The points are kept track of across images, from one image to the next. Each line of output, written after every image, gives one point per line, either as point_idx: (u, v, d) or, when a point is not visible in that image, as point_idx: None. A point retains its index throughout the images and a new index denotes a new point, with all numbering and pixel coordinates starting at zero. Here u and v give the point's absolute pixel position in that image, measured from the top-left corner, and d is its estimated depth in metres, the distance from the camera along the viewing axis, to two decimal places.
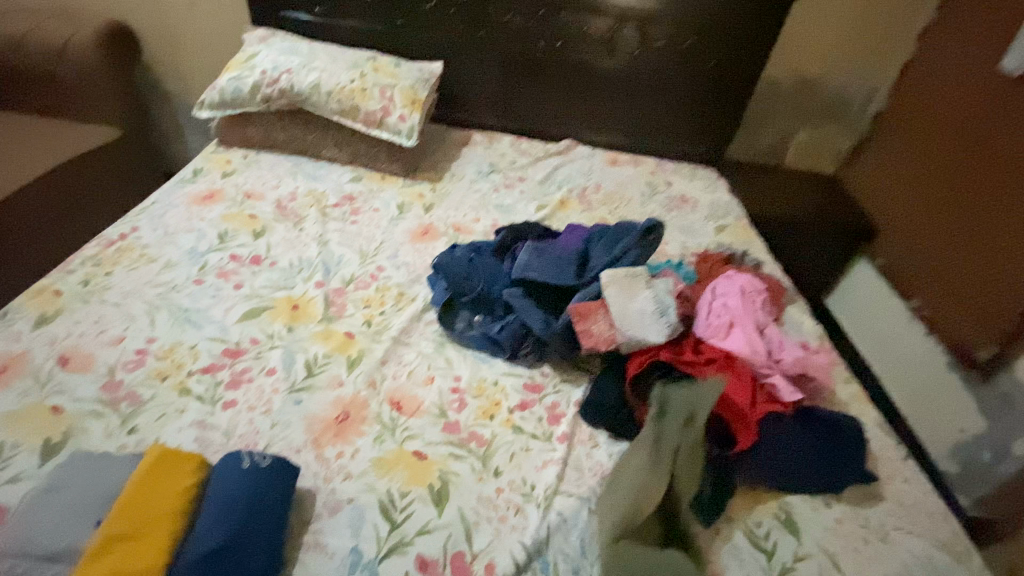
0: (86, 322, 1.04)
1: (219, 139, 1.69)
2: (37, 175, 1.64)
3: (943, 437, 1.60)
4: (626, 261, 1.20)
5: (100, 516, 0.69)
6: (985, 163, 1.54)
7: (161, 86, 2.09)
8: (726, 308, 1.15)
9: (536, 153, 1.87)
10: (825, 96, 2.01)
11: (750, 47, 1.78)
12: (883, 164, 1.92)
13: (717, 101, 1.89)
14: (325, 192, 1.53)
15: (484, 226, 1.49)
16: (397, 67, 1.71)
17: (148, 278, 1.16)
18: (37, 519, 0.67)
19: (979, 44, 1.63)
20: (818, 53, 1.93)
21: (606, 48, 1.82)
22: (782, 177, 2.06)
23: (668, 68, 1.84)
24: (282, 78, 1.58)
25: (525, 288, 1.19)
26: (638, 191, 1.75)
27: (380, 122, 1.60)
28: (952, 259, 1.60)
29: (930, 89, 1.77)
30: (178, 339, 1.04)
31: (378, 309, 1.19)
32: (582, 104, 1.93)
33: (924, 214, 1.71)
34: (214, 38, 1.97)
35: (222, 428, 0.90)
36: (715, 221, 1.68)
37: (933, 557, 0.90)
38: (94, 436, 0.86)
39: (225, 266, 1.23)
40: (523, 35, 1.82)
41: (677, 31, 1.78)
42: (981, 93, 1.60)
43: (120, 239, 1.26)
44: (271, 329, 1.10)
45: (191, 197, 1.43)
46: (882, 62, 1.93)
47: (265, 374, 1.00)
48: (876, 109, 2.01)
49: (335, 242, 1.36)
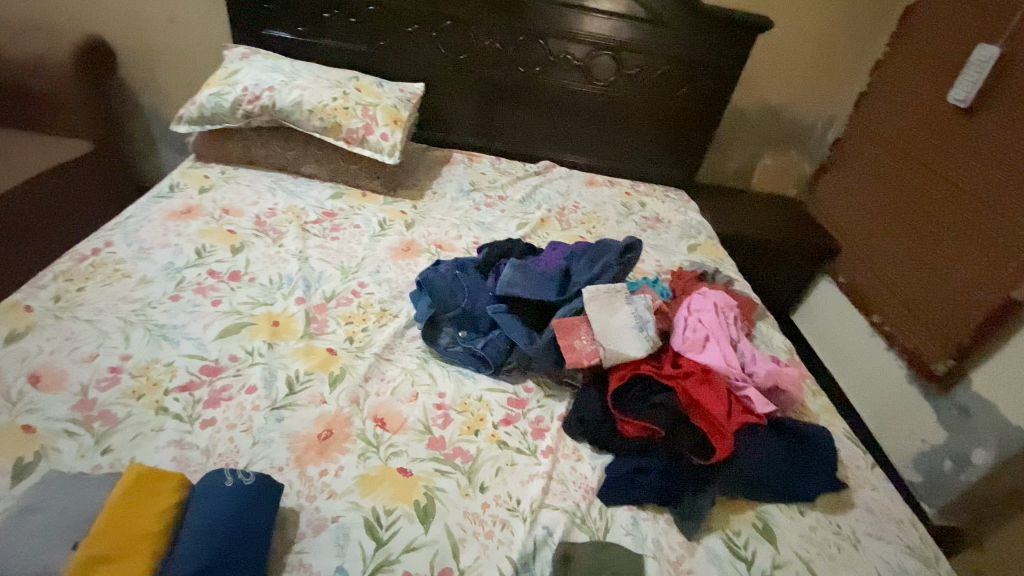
0: (58, 339, 1.01)
1: (197, 155, 1.67)
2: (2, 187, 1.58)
3: (906, 447, 1.68)
4: (606, 278, 1.24)
5: (77, 538, 0.66)
6: (937, 187, 1.66)
7: (135, 99, 2.06)
8: (701, 323, 1.20)
9: (515, 173, 1.91)
10: (787, 123, 2.13)
11: (718, 76, 1.88)
12: (842, 187, 2.04)
13: (688, 126, 1.98)
14: (305, 208, 1.53)
15: (465, 243, 1.51)
16: (379, 87, 1.74)
17: (123, 294, 1.14)
18: (10, 543, 0.64)
19: (926, 79, 1.76)
20: (780, 83, 2.05)
21: (583, 74, 1.89)
22: (749, 199, 2.16)
23: (642, 94, 1.92)
24: (264, 95, 1.58)
25: (508, 304, 1.21)
26: (614, 211, 1.81)
27: (362, 140, 1.61)
28: (910, 277, 1.69)
29: (885, 119, 1.90)
30: (154, 357, 1.01)
31: (360, 325, 1.19)
32: (561, 127, 1.99)
33: (883, 234, 1.82)
34: (192, 53, 1.96)
35: (202, 447, 0.88)
36: (688, 240, 1.74)
37: (902, 562, 0.94)
38: (67, 456, 0.83)
39: (203, 282, 1.21)
40: (502, 60, 1.87)
41: (650, 60, 1.86)
42: (930, 124, 1.73)
43: (93, 254, 1.23)
44: (252, 346, 1.08)
45: (168, 213, 1.41)
46: (838, 93, 2.06)
47: (245, 392, 0.98)
48: (834, 136, 2.14)
49: (316, 258, 1.36)
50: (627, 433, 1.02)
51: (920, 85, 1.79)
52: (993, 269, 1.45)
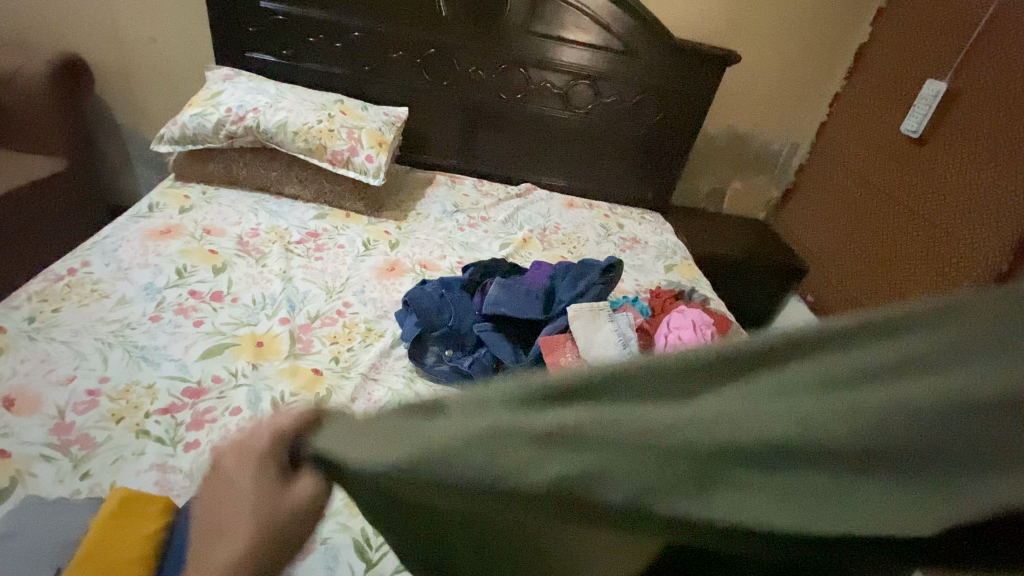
0: (32, 361, 0.98)
1: (177, 174, 1.66)
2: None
3: None
4: (589, 296, 1.27)
5: (60, 562, 0.64)
6: (895, 211, 1.76)
7: (112, 118, 2.04)
8: (681, 340, 1.23)
9: (497, 194, 1.95)
10: (754, 149, 2.24)
11: (689, 105, 1.98)
12: (808, 209, 2.15)
13: (662, 151, 2.06)
14: (288, 228, 1.52)
15: (450, 263, 1.53)
16: (364, 110, 1.76)
17: (100, 315, 1.11)
18: None
19: (882, 109, 1.89)
20: (748, 113, 2.17)
21: (563, 101, 1.96)
22: (721, 222, 2.25)
23: (618, 121, 2.00)
24: (248, 116, 1.59)
25: (493, 323, 1.23)
26: (593, 232, 1.86)
27: (347, 161, 1.63)
28: (874, 293, 1.78)
29: (845, 146, 2.03)
30: (134, 379, 0.99)
31: (345, 345, 1.18)
32: (541, 151, 2.05)
33: (846, 255, 1.92)
34: (173, 74, 1.96)
35: (185, 470, 0.86)
36: (665, 259, 1.80)
37: None
38: (43, 481, 0.80)
39: (184, 303, 1.19)
40: (485, 87, 1.93)
41: (625, 89, 1.95)
42: (887, 150, 1.85)
43: (69, 274, 1.20)
44: (235, 367, 1.07)
45: (147, 232, 1.39)
46: (800, 123, 2.20)
47: (230, 414, 0.97)
48: (798, 163, 2.26)
49: (300, 278, 1.35)
50: None
51: (877, 117, 1.91)
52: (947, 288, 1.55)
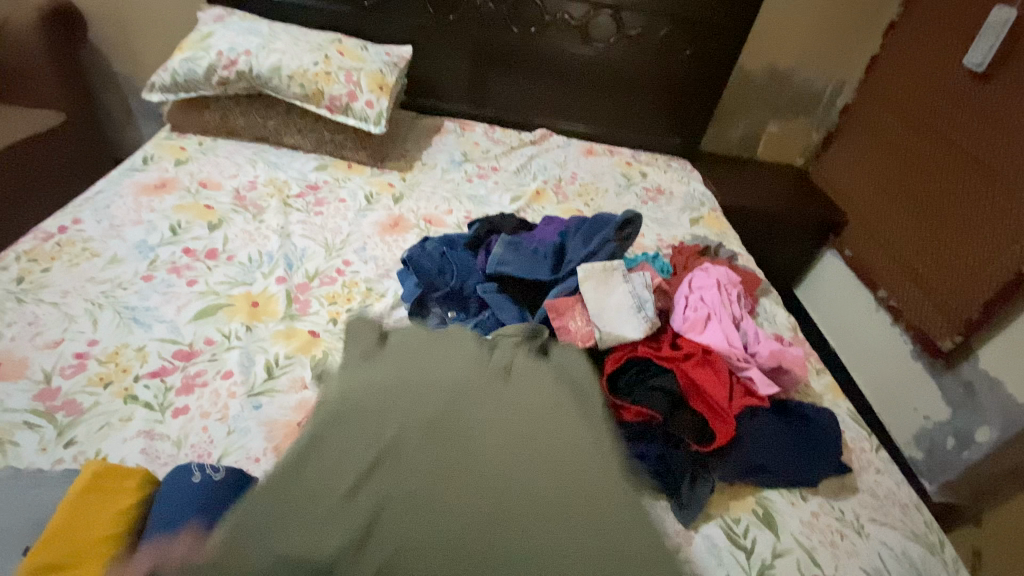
0: (20, 324, 0.96)
1: (172, 125, 1.58)
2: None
3: (908, 424, 1.64)
4: (603, 254, 1.18)
5: (28, 542, 0.65)
6: (950, 157, 1.58)
7: (108, 66, 1.95)
8: (703, 301, 1.14)
9: (510, 142, 1.82)
10: (795, 87, 2.02)
11: (723, 37, 1.78)
12: (848, 154, 1.96)
13: (692, 93, 1.88)
14: (287, 181, 1.44)
15: (456, 218, 1.44)
16: (364, 50, 1.63)
17: (91, 275, 1.08)
18: None
19: (943, 38, 1.65)
20: (790, 44, 1.93)
21: (581, 36, 1.78)
22: (753, 170, 2.06)
23: (643, 58, 1.81)
24: (240, 60, 1.48)
25: (499, 283, 1.16)
26: (613, 182, 1.72)
27: (346, 108, 1.52)
28: (915, 246, 1.65)
29: (897, 81, 1.80)
30: (123, 342, 0.96)
31: (345, 307, 1.12)
32: (557, 93, 1.89)
33: (889, 205, 1.76)
34: (166, 15, 1.85)
35: (173, 438, 0.84)
36: (690, 212, 1.66)
37: (907, 549, 0.90)
38: (26, 450, 0.79)
39: (178, 261, 1.14)
40: (494, 21, 1.76)
41: (651, 21, 1.75)
42: (943, 86, 1.64)
43: (59, 232, 1.17)
44: (228, 329, 1.02)
45: (140, 187, 1.33)
46: (851, 55, 1.95)
47: (221, 378, 0.93)
48: (844, 103, 2.04)
49: (299, 234, 1.28)
50: (626, 418, 0.95)
51: (935, 48, 1.68)
52: (1001, 246, 1.40)
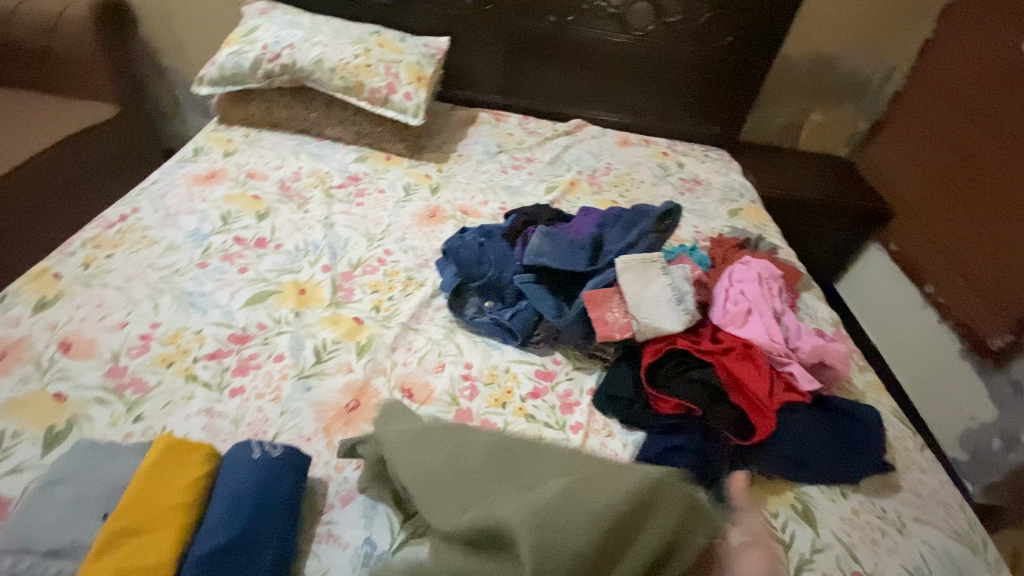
0: (88, 307, 1.03)
1: (219, 117, 1.64)
2: (19, 155, 1.56)
3: (953, 424, 1.59)
4: (641, 246, 1.18)
5: (107, 509, 0.71)
6: (1004, 149, 1.51)
7: (158, 60, 2.03)
8: (743, 295, 1.13)
9: (544, 133, 1.82)
10: (842, 74, 1.95)
11: (766, 22, 1.73)
12: (898, 142, 1.88)
13: (733, 80, 1.84)
14: (330, 172, 1.48)
15: (492, 209, 1.45)
16: (402, 42, 1.65)
17: (151, 261, 1.14)
18: (58, 525, 0.69)
19: (1002, 20, 1.57)
20: (837, 30, 1.86)
21: (619, 23, 1.75)
22: (794, 160, 2.01)
23: (683, 44, 1.78)
24: (284, 53, 1.52)
25: (536, 273, 1.17)
26: (649, 173, 1.70)
27: (385, 100, 1.54)
28: (965, 239, 1.59)
29: (952, 65, 1.72)
30: (183, 324, 1.02)
31: (387, 295, 1.16)
32: (594, 83, 1.87)
33: (939, 199, 1.68)
34: (213, 10, 1.91)
35: (231, 416, 0.89)
36: (728, 204, 1.63)
37: (949, 549, 0.88)
38: (99, 423, 0.85)
39: (229, 249, 1.20)
40: (531, 10, 1.75)
41: (692, 7, 1.72)
42: (1000, 71, 1.56)
43: (120, 220, 1.23)
44: (279, 314, 1.07)
45: (193, 177, 1.39)
46: (903, 41, 1.87)
47: (273, 361, 0.98)
48: (894, 90, 1.96)
49: (341, 224, 1.32)
50: (662, 410, 0.97)
51: (993, 33, 1.60)
52: None
